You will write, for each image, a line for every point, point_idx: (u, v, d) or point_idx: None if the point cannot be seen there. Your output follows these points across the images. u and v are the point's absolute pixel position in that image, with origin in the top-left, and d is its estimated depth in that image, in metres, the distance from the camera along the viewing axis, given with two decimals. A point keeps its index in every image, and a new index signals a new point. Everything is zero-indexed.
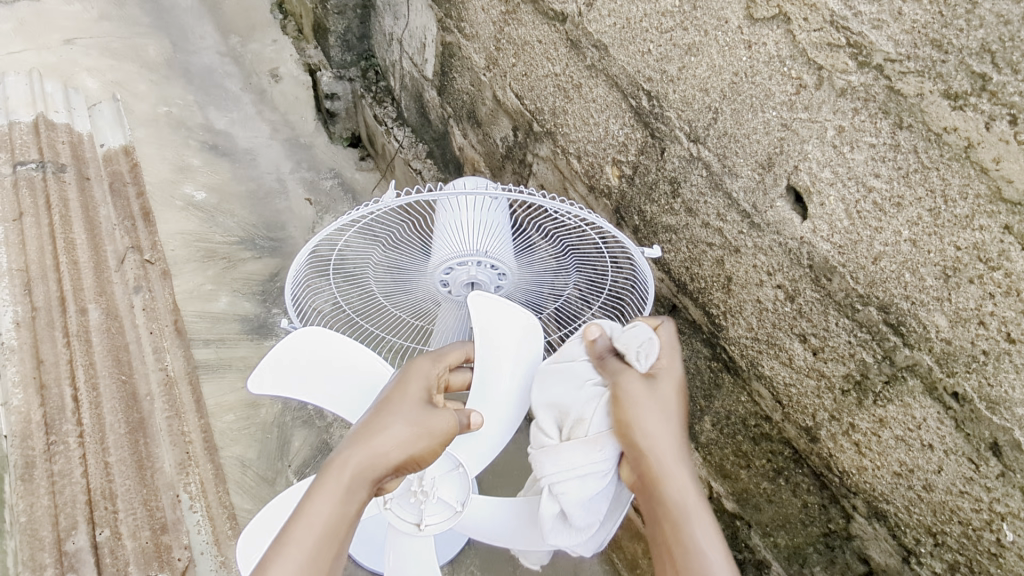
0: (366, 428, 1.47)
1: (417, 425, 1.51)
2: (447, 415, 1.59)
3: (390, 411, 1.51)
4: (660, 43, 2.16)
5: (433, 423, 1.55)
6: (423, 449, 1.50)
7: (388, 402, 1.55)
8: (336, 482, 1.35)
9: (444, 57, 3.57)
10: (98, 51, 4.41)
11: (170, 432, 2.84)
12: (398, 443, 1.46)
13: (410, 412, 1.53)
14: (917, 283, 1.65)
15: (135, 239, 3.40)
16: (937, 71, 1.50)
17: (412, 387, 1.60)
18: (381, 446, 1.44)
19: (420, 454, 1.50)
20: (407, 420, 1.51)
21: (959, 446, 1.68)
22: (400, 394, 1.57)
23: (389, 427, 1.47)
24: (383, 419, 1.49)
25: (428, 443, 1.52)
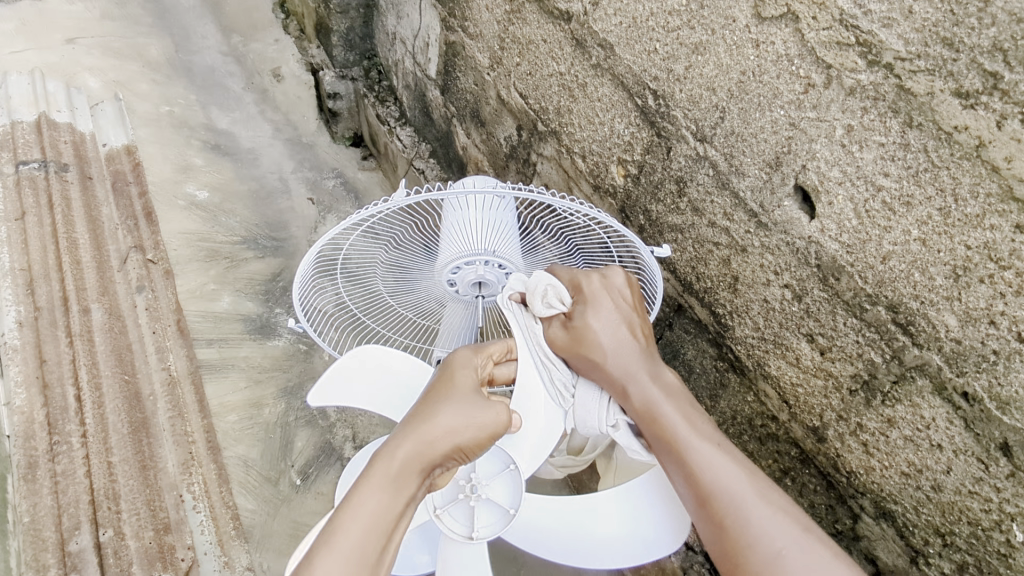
0: (415, 419, 1.47)
1: (468, 415, 1.49)
2: (502, 407, 1.54)
3: (438, 403, 1.51)
4: (666, 42, 2.15)
5: (483, 416, 1.50)
6: (471, 441, 1.48)
7: (438, 395, 1.55)
8: (383, 469, 1.37)
9: (447, 56, 3.56)
10: (100, 50, 4.41)
11: (174, 433, 2.83)
12: (446, 431, 1.45)
13: (460, 403, 1.52)
14: (927, 282, 1.64)
15: (137, 238, 3.38)
16: (948, 70, 1.50)
17: (461, 379, 1.60)
18: (431, 437, 1.44)
19: (471, 446, 1.48)
20: (457, 411, 1.49)
21: (969, 446, 1.67)
22: (448, 388, 1.56)
23: (436, 415, 1.47)
24: (433, 407, 1.50)
25: (477, 435, 1.48)
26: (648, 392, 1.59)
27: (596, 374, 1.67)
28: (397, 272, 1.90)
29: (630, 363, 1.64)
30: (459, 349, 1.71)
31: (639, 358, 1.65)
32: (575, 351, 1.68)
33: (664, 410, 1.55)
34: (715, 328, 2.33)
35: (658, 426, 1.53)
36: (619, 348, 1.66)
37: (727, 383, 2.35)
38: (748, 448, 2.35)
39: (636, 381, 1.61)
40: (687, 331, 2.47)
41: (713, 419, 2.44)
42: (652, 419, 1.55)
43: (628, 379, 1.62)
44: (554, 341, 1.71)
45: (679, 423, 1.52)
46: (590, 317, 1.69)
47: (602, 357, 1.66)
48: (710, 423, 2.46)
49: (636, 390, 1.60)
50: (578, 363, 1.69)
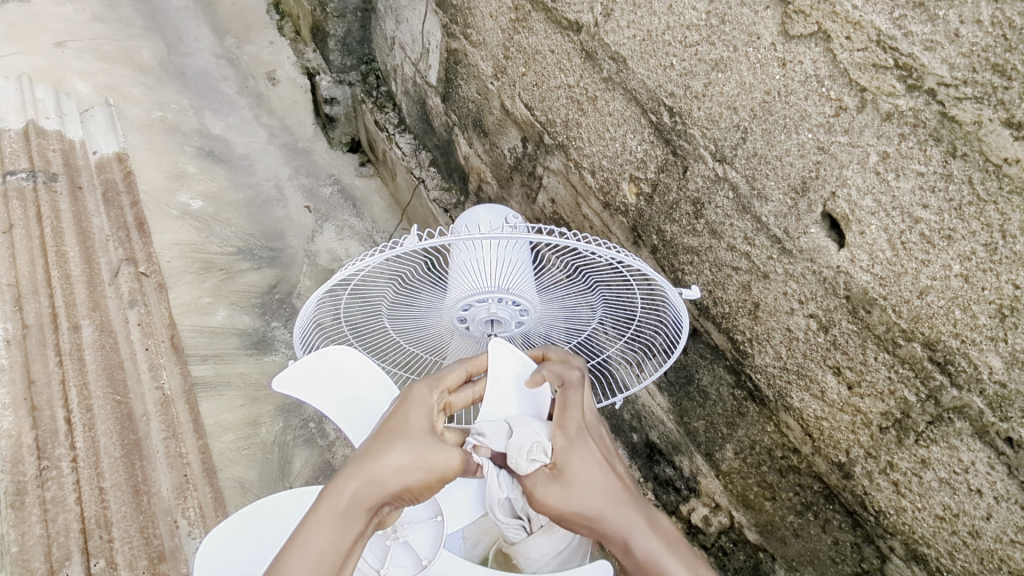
0: (365, 454, 1.35)
1: (420, 454, 1.38)
2: (454, 450, 1.43)
3: (391, 440, 1.39)
4: (684, 57, 2.05)
5: (436, 457, 1.39)
6: (422, 483, 1.36)
7: (391, 428, 1.42)
8: (326, 512, 1.25)
9: (449, 64, 3.45)
10: (90, 53, 4.26)
11: (168, 454, 2.70)
12: (394, 470, 1.33)
13: (412, 440, 1.40)
14: (969, 321, 1.56)
15: (129, 251, 3.25)
16: (998, 98, 1.40)
17: (416, 415, 1.47)
18: (379, 478, 1.31)
19: (420, 487, 1.36)
20: (409, 450, 1.37)
21: (1012, 494, 1.59)
22: (400, 422, 1.44)
23: (384, 454, 1.35)
24: (384, 443, 1.38)
25: (428, 476, 1.37)
26: (652, 549, 1.39)
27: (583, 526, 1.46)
28: (404, 311, 1.82)
29: (624, 514, 1.44)
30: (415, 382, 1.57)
31: (629, 501, 1.46)
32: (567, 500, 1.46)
33: (668, 564, 1.37)
34: (733, 354, 2.22)
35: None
36: (612, 494, 1.47)
37: (746, 413, 2.25)
38: (767, 479, 2.25)
39: (636, 534, 1.41)
40: (702, 356, 2.36)
41: (730, 447, 2.34)
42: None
43: (626, 533, 1.41)
44: (544, 488, 1.49)
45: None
46: (581, 460, 1.52)
47: (593, 505, 1.45)
48: (727, 451, 2.35)
49: (636, 546, 1.39)
50: (567, 519, 1.46)
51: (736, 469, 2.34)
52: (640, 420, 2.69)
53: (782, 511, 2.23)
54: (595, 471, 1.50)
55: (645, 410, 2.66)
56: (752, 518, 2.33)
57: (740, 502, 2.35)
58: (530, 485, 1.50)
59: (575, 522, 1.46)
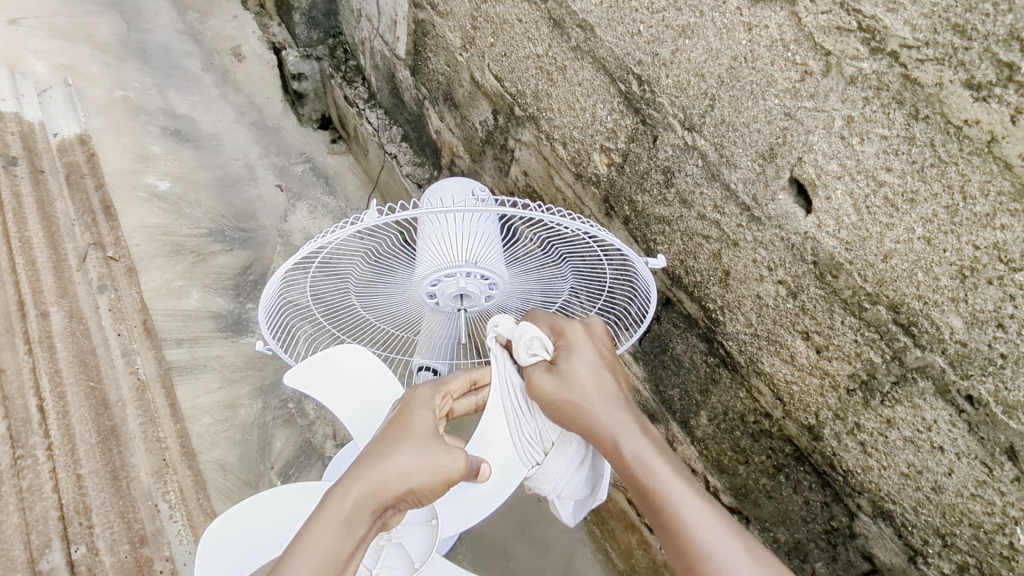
0: (371, 458, 1.35)
1: (426, 458, 1.35)
2: (463, 453, 1.40)
3: (396, 444, 1.37)
4: (651, 24, 2.02)
5: (444, 460, 1.36)
6: (430, 486, 1.34)
7: (397, 433, 1.42)
8: (330, 516, 1.24)
9: (417, 36, 3.37)
10: (45, 31, 4.10)
11: (146, 440, 2.67)
12: (398, 474, 1.32)
13: (417, 443, 1.38)
14: (931, 283, 1.57)
15: (96, 235, 3.17)
16: (959, 59, 1.40)
17: (419, 419, 1.46)
18: (385, 482, 1.30)
19: (429, 491, 1.35)
20: (415, 453, 1.36)
21: (972, 449, 1.63)
22: (405, 426, 1.43)
23: (390, 458, 1.33)
24: (390, 447, 1.36)
25: (434, 480, 1.34)
26: (638, 453, 1.44)
27: (579, 423, 1.55)
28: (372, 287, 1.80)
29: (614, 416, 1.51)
30: (417, 388, 1.56)
31: (626, 411, 1.53)
32: (561, 394, 1.55)
33: (653, 462, 1.41)
34: (706, 322, 2.24)
35: (648, 484, 1.38)
36: (604, 396, 1.54)
37: (718, 379, 2.28)
38: (740, 444, 2.29)
39: (626, 435, 1.47)
40: (676, 326, 2.38)
41: (704, 413, 2.37)
42: (642, 474, 1.39)
43: (616, 433, 1.48)
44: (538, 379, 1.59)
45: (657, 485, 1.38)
46: (580, 363, 1.58)
47: (590, 403, 1.53)
48: (701, 418, 2.39)
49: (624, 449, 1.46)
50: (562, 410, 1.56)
51: (710, 435, 2.38)
52: None
53: (755, 474, 2.28)
54: (588, 374, 1.57)
55: None
56: (727, 481, 2.38)
57: (715, 467, 2.41)
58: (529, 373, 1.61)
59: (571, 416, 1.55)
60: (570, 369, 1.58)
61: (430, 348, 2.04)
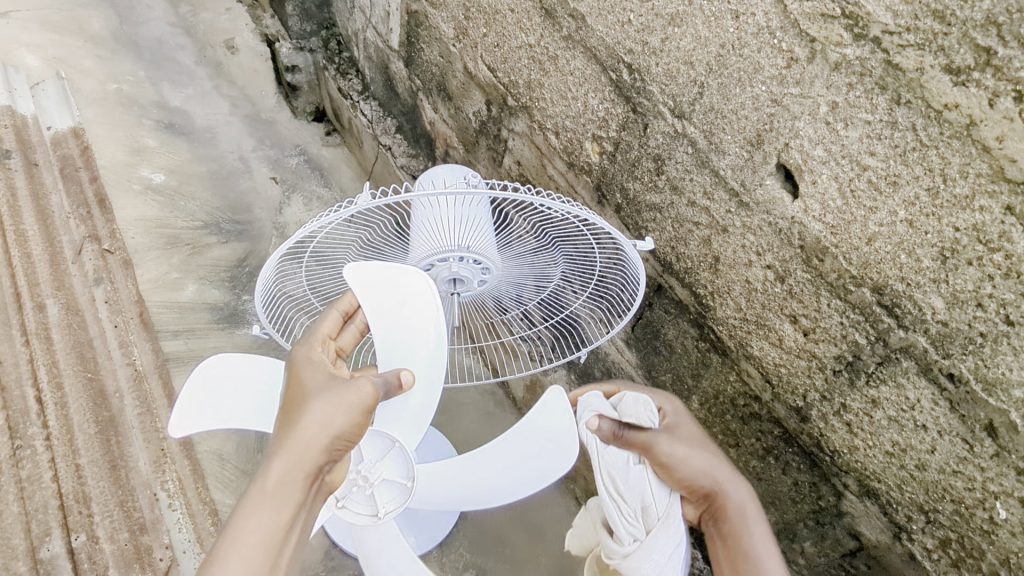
0: (285, 423, 1.37)
1: (336, 403, 1.39)
2: (366, 384, 1.46)
3: (303, 403, 1.40)
4: (641, 12, 2.04)
5: (350, 395, 1.41)
6: (352, 426, 1.40)
7: (301, 391, 1.44)
8: (260, 495, 1.25)
9: (410, 27, 3.39)
10: (37, 25, 4.10)
11: (144, 430, 2.70)
12: (318, 428, 1.36)
13: (322, 393, 1.41)
14: (914, 265, 1.61)
15: (91, 227, 3.19)
16: (939, 45, 1.43)
17: (315, 369, 1.49)
18: (304, 443, 1.33)
19: (351, 429, 1.40)
20: (326, 403, 1.39)
21: (953, 427, 1.67)
22: (306, 384, 1.45)
23: (305, 420, 1.36)
24: (301, 410, 1.38)
25: (353, 417, 1.40)
26: (760, 539, 1.53)
27: (704, 491, 1.62)
28: None
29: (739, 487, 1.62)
30: (304, 345, 1.56)
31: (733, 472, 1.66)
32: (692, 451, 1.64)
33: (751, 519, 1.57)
34: (696, 308, 2.28)
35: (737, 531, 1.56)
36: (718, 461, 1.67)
37: (709, 363, 2.31)
38: (731, 427, 2.32)
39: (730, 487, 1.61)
40: (668, 311, 2.42)
41: (696, 398, 2.40)
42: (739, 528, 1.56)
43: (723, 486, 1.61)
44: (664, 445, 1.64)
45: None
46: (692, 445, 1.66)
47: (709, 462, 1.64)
48: (693, 403, 2.42)
49: (750, 531, 1.55)
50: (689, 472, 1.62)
51: (702, 420, 2.41)
52: (610, 377, 2.75)
53: (745, 457, 2.31)
54: (701, 449, 1.67)
55: (615, 367, 2.72)
56: None
57: None
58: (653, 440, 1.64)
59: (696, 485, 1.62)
60: (684, 437, 1.69)
61: None
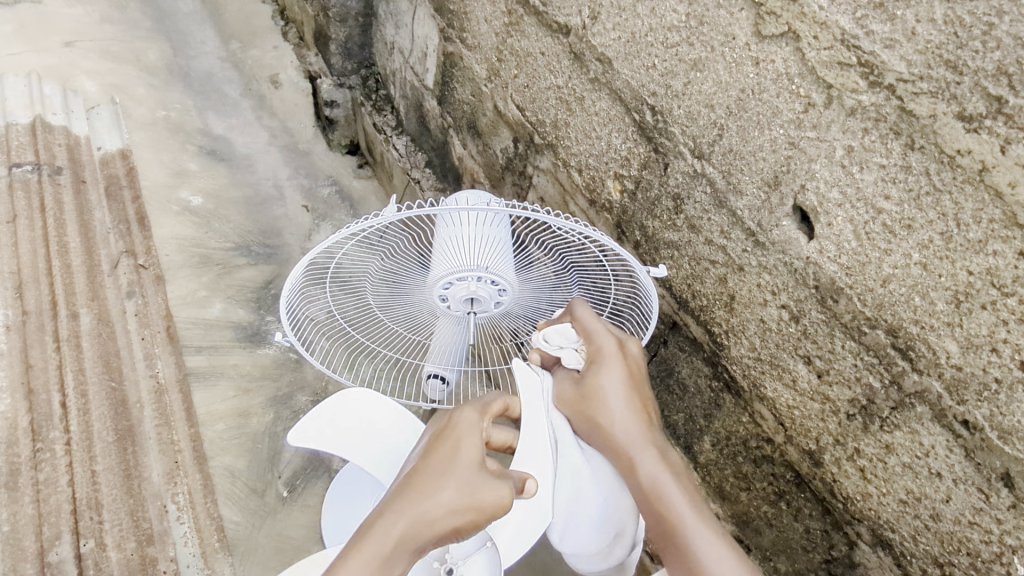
0: (415, 487, 1.37)
1: (469, 492, 1.37)
2: (503, 487, 1.40)
3: (439, 478, 1.38)
4: (665, 58, 2.13)
5: (482, 492, 1.37)
6: (469, 523, 1.36)
7: (439, 459, 1.42)
8: (370, 551, 1.29)
9: (445, 67, 3.54)
10: (98, 54, 4.36)
11: (160, 440, 2.71)
12: (442, 511, 1.34)
13: (463, 476, 1.39)
14: (928, 307, 1.62)
15: (129, 244, 3.26)
16: (951, 92, 1.47)
17: (466, 444, 1.45)
18: (422, 498, 1.35)
19: (469, 526, 1.36)
20: (450, 499, 1.35)
21: (969, 476, 1.65)
22: (453, 451, 1.44)
23: (435, 493, 1.35)
24: (435, 479, 1.38)
25: (477, 516, 1.36)
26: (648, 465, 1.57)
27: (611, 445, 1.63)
28: (390, 288, 1.91)
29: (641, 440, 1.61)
30: (464, 406, 1.55)
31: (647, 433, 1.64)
32: (587, 410, 1.67)
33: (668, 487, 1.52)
34: (711, 346, 2.28)
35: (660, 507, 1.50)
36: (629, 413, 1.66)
37: (722, 404, 2.30)
38: (743, 470, 2.29)
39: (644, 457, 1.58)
40: (682, 350, 2.42)
41: (707, 439, 2.38)
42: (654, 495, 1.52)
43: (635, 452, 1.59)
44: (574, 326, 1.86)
45: (672, 486, 1.52)
46: (609, 378, 1.71)
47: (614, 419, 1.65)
48: (704, 443, 2.40)
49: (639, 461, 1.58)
50: (581, 424, 1.68)
51: (713, 461, 2.38)
52: None
53: (756, 501, 2.27)
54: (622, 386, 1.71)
55: None
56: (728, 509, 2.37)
57: (717, 493, 2.39)
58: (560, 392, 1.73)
59: (595, 434, 1.65)
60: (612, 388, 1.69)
61: (441, 353, 2.12)
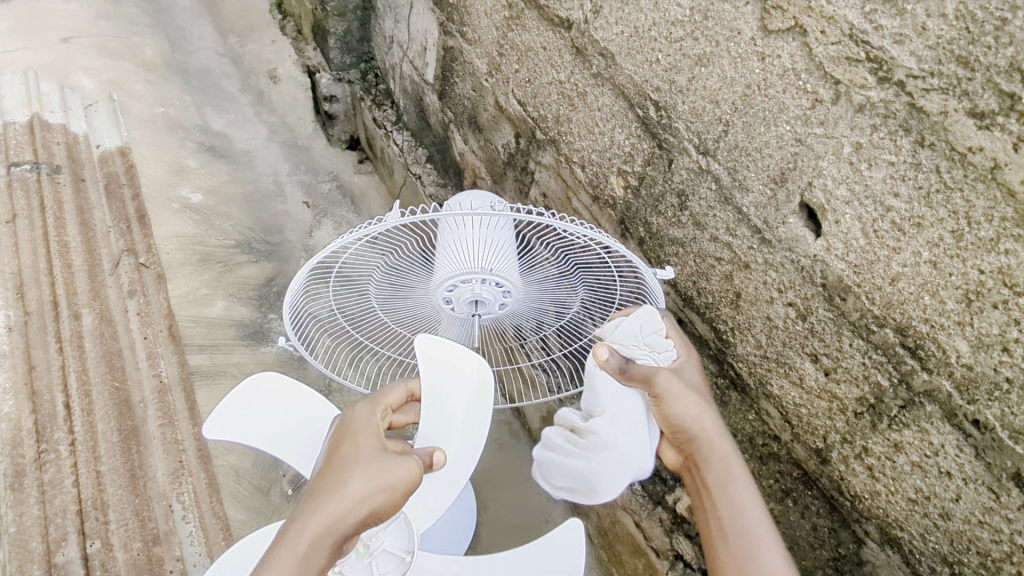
0: (323, 484, 1.31)
1: (377, 475, 1.33)
2: (411, 462, 1.38)
3: (346, 469, 1.33)
4: (669, 53, 2.11)
5: (390, 470, 1.34)
6: (385, 504, 1.32)
7: (342, 456, 1.38)
8: (288, 553, 1.20)
9: (445, 62, 3.51)
10: (95, 50, 4.33)
11: (165, 441, 2.69)
12: (355, 499, 1.29)
13: (367, 462, 1.35)
14: (938, 306, 1.60)
15: (129, 242, 3.23)
16: (962, 89, 1.45)
17: (364, 437, 1.42)
18: (335, 490, 1.30)
19: (385, 508, 1.32)
20: (362, 486, 1.30)
21: (980, 475, 1.63)
22: (353, 445, 1.40)
23: (345, 484, 1.30)
24: (340, 473, 1.33)
25: (390, 495, 1.32)
26: (744, 488, 1.55)
27: (688, 436, 1.63)
28: (393, 290, 1.90)
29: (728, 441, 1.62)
30: (354, 406, 1.55)
31: (722, 429, 1.65)
32: (683, 394, 1.63)
33: (740, 479, 1.55)
34: (716, 344, 2.27)
35: (729, 495, 1.53)
36: (711, 413, 1.66)
37: (728, 401, 2.29)
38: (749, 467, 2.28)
39: (731, 456, 1.59)
40: None
41: None
42: (723, 481, 1.55)
43: (723, 455, 1.59)
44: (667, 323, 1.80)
45: (749, 487, 1.55)
46: (688, 371, 1.72)
47: (700, 413, 1.63)
48: None
49: (729, 484, 1.55)
50: (682, 403, 1.63)
51: None
52: None
53: None
54: (700, 388, 1.70)
55: None
56: None
57: None
58: (656, 371, 1.63)
59: (685, 422, 1.62)
60: (690, 385, 1.68)
61: None
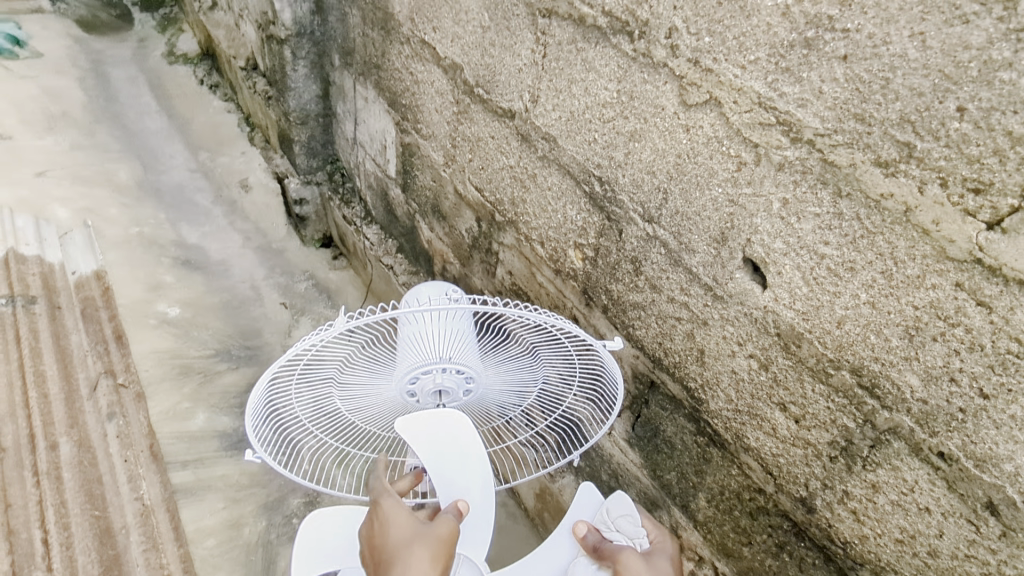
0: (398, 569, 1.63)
1: (431, 542, 1.68)
2: (444, 521, 1.76)
3: (407, 549, 1.66)
4: (604, 132, 2.24)
5: (436, 533, 1.71)
6: (446, 560, 1.68)
7: (396, 542, 1.69)
8: None
9: (404, 157, 3.67)
10: (68, 180, 4.47)
11: (148, 567, 2.57)
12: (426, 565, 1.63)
13: (417, 536, 1.69)
14: (884, 344, 1.65)
15: (107, 364, 3.20)
16: (865, 142, 1.54)
17: (400, 518, 1.75)
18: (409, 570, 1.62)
19: (447, 562, 1.68)
20: (426, 555, 1.65)
21: (956, 508, 1.64)
22: (398, 529, 1.72)
23: (414, 562, 1.63)
24: (404, 553, 1.66)
25: (446, 551, 1.68)
26: None
27: None
28: (357, 391, 1.93)
29: None
30: (374, 498, 1.81)
31: None
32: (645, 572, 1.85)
33: None
34: (690, 402, 2.29)
35: None
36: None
37: (710, 458, 2.29)
38: (741, 524, 2.25)
39: None
40: (664, 407, 2.43)
41: (702, 495, 2.36)
42: None
43: None
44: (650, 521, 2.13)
45: None
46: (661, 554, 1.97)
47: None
48: (700, 500, 2.38)
49: None
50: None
51: (711, 517, 2.36)
52: (617, 478, 2.77)
53: (760, 555, 2.22)
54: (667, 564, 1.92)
55: (620, 468, 2.74)
56: (735, 566, 2.33)
57: (722, 551, 2.35)
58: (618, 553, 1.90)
59: None
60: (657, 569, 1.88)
61: None
